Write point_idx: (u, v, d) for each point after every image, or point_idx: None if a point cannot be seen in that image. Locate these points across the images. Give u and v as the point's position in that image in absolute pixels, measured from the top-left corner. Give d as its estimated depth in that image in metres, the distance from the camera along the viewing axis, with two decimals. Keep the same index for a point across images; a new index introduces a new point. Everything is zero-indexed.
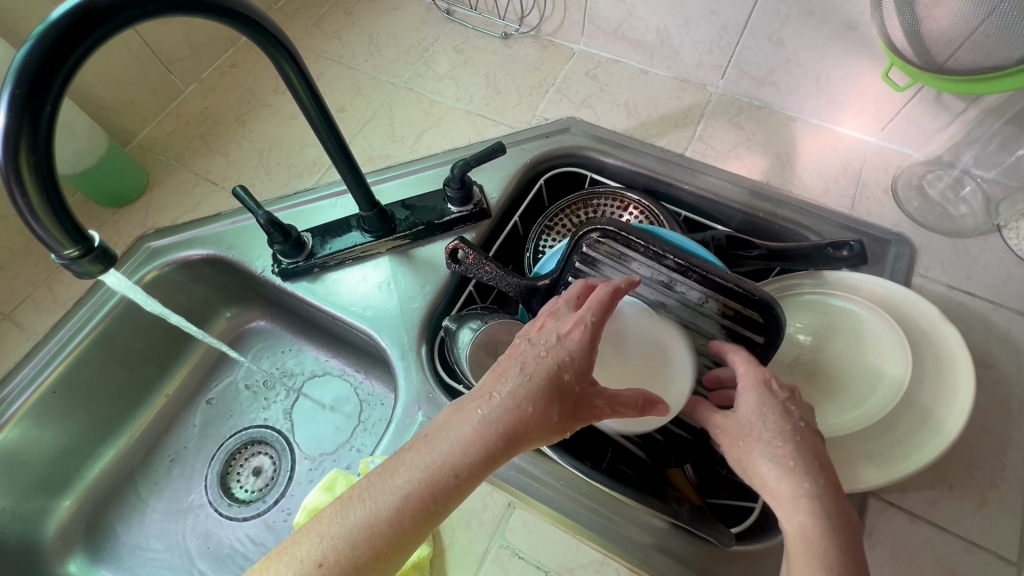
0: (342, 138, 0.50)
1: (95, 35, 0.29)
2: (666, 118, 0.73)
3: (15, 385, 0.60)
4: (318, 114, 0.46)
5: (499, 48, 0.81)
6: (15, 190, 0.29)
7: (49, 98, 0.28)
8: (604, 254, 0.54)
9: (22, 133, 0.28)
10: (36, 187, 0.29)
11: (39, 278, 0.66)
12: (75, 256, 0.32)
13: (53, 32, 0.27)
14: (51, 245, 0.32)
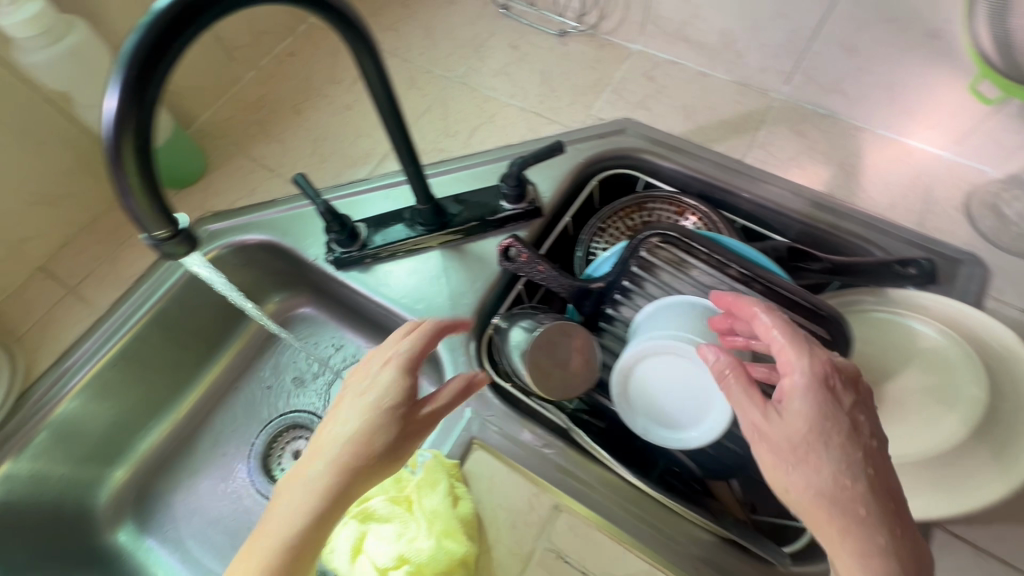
0: (408, 134, 0.50)
1: (202, 22, 0.29)
2: (725, 123, 0.71)
3: (75, 358, 0.61)
4: (390, 109, 0.47)
5: (555, 45, 0.80)
6: (118, 170, 0.29)
7: (156, 82, 0.29)
8: (664, 259, 0.53)
9: (128, 114, 0.29)
10: (136, 171, 0.30)
11: (102, 255, 0.68)
12: (163, 237, 0.33)
13: (161, 21, 0.28)
14: (144, 223, 0.33)
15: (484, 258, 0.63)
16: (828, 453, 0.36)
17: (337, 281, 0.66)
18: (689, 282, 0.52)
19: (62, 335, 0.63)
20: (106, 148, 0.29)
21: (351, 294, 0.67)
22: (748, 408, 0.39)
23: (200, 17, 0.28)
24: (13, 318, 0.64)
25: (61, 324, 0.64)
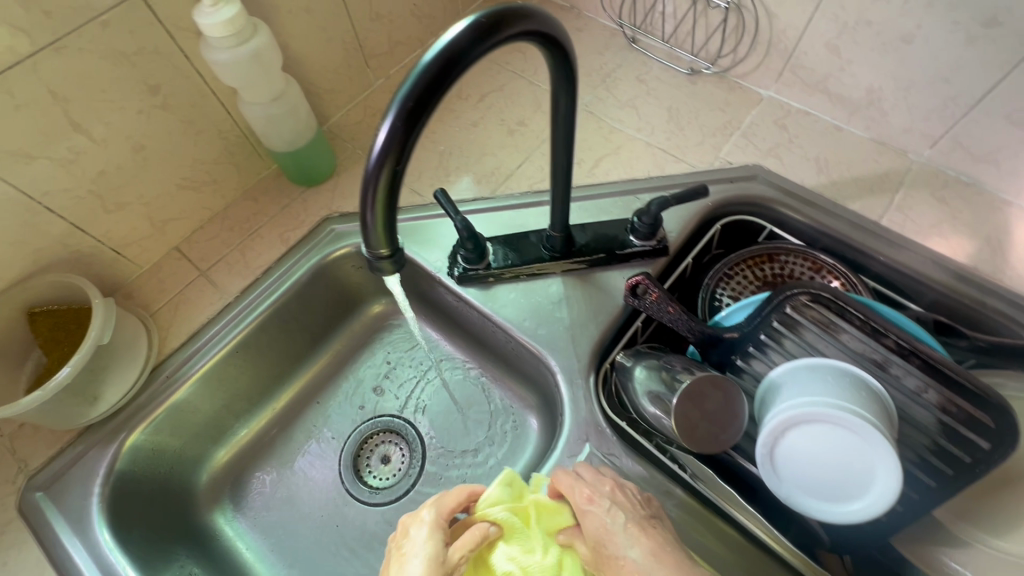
0: (572, 167, 0.50)
1: (465, 61, 0.31)
2: (860, 181, 0.69)
3: (205, 341, 0.64)
4: (564, 146, 0.47)
5: (684, 82, 0.80)
6: (375, 192, 0.31)
7: (421, 113, 0.31)
8: (811, 319, 0.52)
9: (395, 140, 0.30)
10: (385, 194, 0.31)
11: (233, 242, 0.70)
12: (385, 256, 0.34)
13: (440, 60, 0.30)
14: (367, 242, 0.34)
15: (606, 291, 0.63)
16: None
17: (454, 295, 0.67)
18: (837, 345, 0.51)
19: (193, 316, 0.65)
20: (365, 172, 0.31)
21: (464, 309, 0.68)
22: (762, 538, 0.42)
23: (470, 57, 0.30)
24: (148, 294, 0.67)
25: (192, 305, 0.66)
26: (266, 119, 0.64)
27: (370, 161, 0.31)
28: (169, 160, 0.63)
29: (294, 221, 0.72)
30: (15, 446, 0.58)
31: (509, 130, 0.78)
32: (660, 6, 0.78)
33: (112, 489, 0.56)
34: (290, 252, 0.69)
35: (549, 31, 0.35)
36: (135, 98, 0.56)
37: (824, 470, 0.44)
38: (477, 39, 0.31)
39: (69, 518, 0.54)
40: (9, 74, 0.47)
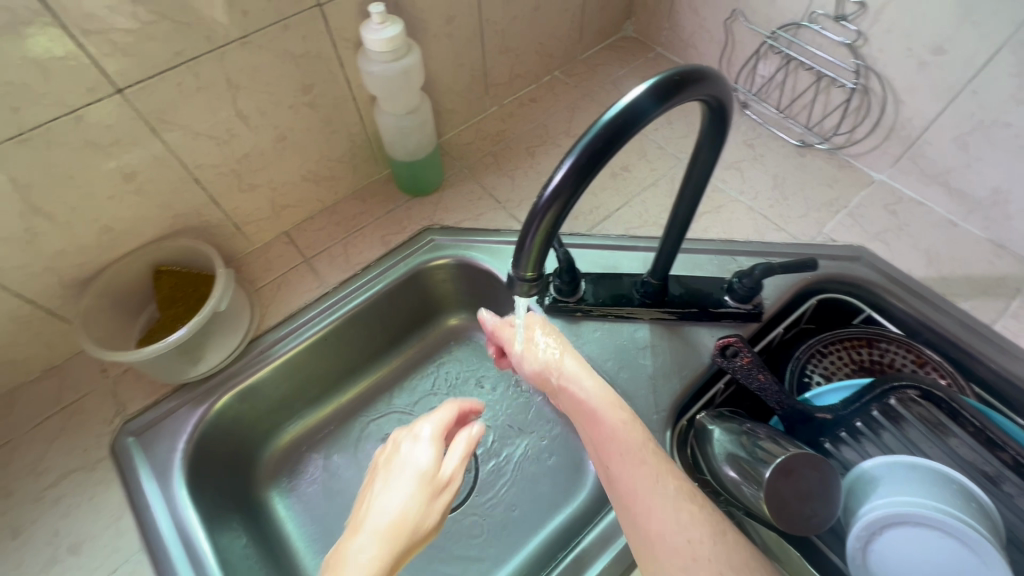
0: (690, 222, 0.51)
1: (650, 117, 0.33)
2: (973, 281, 0.67)
3: (300, 324, 0.67)
4: (691, 202, 0.48)
5: (793, 154, 0.80)
6: (541, 223, 0.33)
7: (601, 160, 0.33)
8: (917, 415, 0.50)
9: (571, 181, 0.33)
10: (548, 226, 0.34)
11: (338, 236, 0.74)
12: (529, 280, 0.36)
13: (627, 113, 0.32)
14: (513, 263, 0.37)
15: (693, 346, 0.63)
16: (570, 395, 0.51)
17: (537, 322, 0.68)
18: (945, 448, 0.48)
19: (291, 297, 0.69)
20: (536, 202, 0.34)
21: None
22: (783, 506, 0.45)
23: (656, 115, 0.32)
24: (255, 271, 0.71)
25: (294, 287, 0.70)
26: (396, 129, 0.69)
27: (541, 194, 0.34)
28: (301, 153, 0.68)
29: (397, 225, 0.75)
30: (117, 390, 0.62)
31: (611, 173, 0.80)
32: (780, 78, 0.79)
33: (195, 448, 0.59)
34: (390, 254, 0.72)
35: (724, 96, 0.36)
36: (291, 94, 0.62)
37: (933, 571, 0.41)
38: (663, 98, 0.33)
39: (154, 467, 0.57)
40: (200, 59, 0.53)
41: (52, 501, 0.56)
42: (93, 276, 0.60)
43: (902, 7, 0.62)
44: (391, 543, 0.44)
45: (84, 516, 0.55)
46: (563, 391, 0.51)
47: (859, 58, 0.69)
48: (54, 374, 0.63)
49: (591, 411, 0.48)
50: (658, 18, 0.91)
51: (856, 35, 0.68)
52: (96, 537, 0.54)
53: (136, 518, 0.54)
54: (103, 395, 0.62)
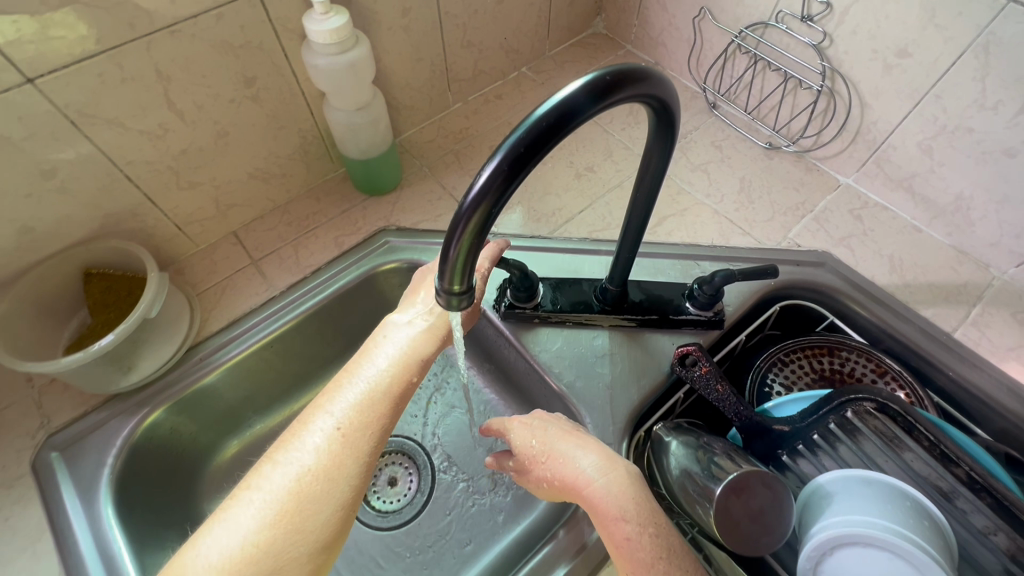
0: (643, 229, 0.49)
1: (581, 117, 0.30)
2: (935, 287, 0.66)
3: (244, 330, 0.64)
4: (643, 209, 0.46)
5: (760, 156, 0.78)
6: (464, 231, 0.30)
7: (528, 164, 0.30)
8: (872, 428, 0.49)
9: (496, 186, 0.30)
10: (472, 234, 0.31)
11: (288, 237, 0.71)
12: (457, 292, 0.34)
13: (556, 112, 0.30)
14: (439, 272, 0.34)
15: (653, 355, 0.61)
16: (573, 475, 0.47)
17: (496, 329, 0.65)
18: (899, 463, 0.47)
19: (236, 302, 0.65)
20: (459, 209, 0.31)
21: (502, 346, 0.66)
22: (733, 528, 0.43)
23: (587, 114, 0.30)
24: (199, 273, 0.67)
25: (239, 290, 0.66)
26: (348, 126, 0.66)
27: (464, 200, 0.31)
28: (247, 150, 0.65)
29: (352, 226, 0.72)
30: (43, 401, 0.58)
31: (576, 174, 0.77)
32: (748, 78, 0.77)
33: (125, 463, 0.56)
34: (342, 257, 0.69)
35: (666, 95, 0.34)
36: (230, 87, 0.58)
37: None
38: (596, 98, 0.30)
39: (79, 484, 0.53)
40: (124, 49, 0.49)
41: None
42: (14, 279, 0.56)
43: (867, 8, 0.61)
44: (314, 488, 0.41)
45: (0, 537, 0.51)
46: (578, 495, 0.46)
47: (826, 60, 0.67)
48: None
49: (604, 522, 0.43)
50: (628, 15, 0.89)
51: (821, 36, 0.66)
52: (11, 560, 0.50)
53: (56, 539, 0.51)
54: (27, 406, 0.58)
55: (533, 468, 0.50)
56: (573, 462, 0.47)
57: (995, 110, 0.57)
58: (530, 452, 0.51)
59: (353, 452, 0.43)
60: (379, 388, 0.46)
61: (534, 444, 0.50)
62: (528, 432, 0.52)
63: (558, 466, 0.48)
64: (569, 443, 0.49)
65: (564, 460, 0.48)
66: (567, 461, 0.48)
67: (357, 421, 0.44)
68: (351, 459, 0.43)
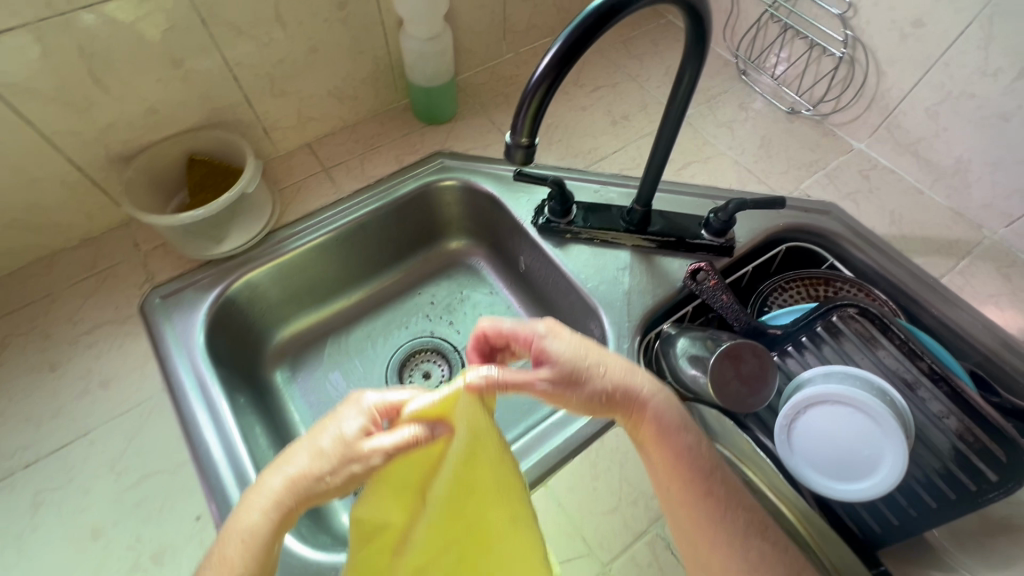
0: (672, 144, 0.58)
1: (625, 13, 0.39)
2: (929, 240, 0.73)
3: (315, 222, 0.73)
4: (674, 124, 0.55)
5: (782, 119, 0.86)
6: (534, 98, 0.40)
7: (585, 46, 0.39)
8: (853, 330, 0.57)
9: (559, 63, 0.39)
10: (542, 94, 0.40)
11: (355, 152, 0.81)
12: (522, 154, 0.43)
13: (607, 7, 0.39)
14: (512, 129, 0.43)
15: (668, 272, 0.69)
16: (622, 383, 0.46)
17: (531, 243, 0.74)
18: (873, 358, 0.55)
19: (309, 199, 0.75)
20: (528, 83, 0.40)
21: (535, 259, 0.75)
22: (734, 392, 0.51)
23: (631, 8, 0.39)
24: (277, 173, 0.77)
25: (312, 191, 0.76)
26: (419, 54, 0.75)
27: (532, 77, 0.40)
28: (330, 68, 0.74)
29: (410, 148, 0.81)
30: (148, 261, 0.69)
31: (612, 121, 0.86)
32: (778, 46, 0.85)
33: (213, 315, 0.66)
34: (400, 172, 0.78)
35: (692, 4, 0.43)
36: (326, 8, 0.68)
37: (845, 463, 0.48)
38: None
39: (177, 325, 0.64)
40: None
41: (86, 345, 0.63)
42: (135, 154, 0.66)
43: None
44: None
45: (114, 358, 0.62)
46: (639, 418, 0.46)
47: (849, 29, 0.75)
48: (90, 244, 0.70)
49: (666, 433, 0.44)
50: None
51: (847, 6, 0.74)
52: (123, 375, 0.61)
53: (159, 364, 0.62)
54: (134, 264, 0.69)
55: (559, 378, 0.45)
56: (615, 381, 0.46)
57: (995, 77, 0.64)
58: (569, 364, 0.46)
59: (270, 515, 0.39)
60: (298, 469, 0.40)
61: (576, 358, 0.46)
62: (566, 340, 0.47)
63: (612, 377, 0.46)
64: (603, 357, 0.47)
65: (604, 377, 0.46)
66: (613, 368, 0.46)
67: (280, 490, 0.39)
68: (262, 515, 0.38)
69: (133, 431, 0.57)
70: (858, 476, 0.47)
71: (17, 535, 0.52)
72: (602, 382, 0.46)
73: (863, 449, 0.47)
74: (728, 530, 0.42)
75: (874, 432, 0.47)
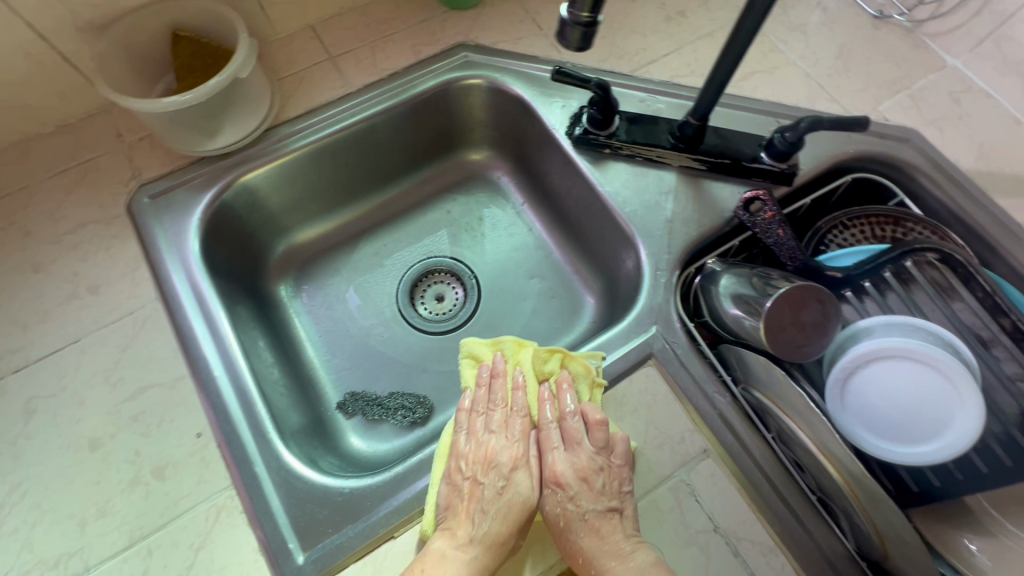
0: (748, 46, 0.47)
1: None
2: (1020, 181, 0.64)
3: (318, 121, 0.65)
4: (760, 18, 0.44)
5: (866, 25, 0.73)
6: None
7: None
8: (929, 279, 0.50)
9: None
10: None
11: (367, 39, 0.70)
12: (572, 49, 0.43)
13: None
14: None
15: (719, 198, 0.61)
16: (596, 456, 0.48)
17: (564, 157, 0.66)
18: (946, 312, 0.49)
19: (313, 93, 0.66)
20: None
21: (566, 176, 0.67)
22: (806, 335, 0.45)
23: None
24: (277, 60, 0.67)
25: (317, 82, 0.67)
26: None
27: None
28: None
29: (430, 36, 0.70)
30: (132, 155, 0.61)
31: (666, 17, 0.73)
32: None
33: (210, 218, 0.60)
34: (418, 65, 0.68)
35: None
36: None
37: (849, 436, 0.45)
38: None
39: (171, 231, 0.58)
40: None
41: (71, 245, 0.57)
42: (111, 23, 0.57)
43: None
44: None
45: (101, 262, 0.57)
46: (470, 437, 0.50)
47: None
48: (68, 131, 0.62)
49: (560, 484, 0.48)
50: None
51: None
52: (114, 281, 0.56)
53: (150, 271, 0.56)
54: (119, 156, 0.61)
55: (543, 462, 0.50)
56: (575, 422, 0.50)
57: None
58: (592, 517, 0.46)
59: None
60: None
61: (548, 495, 0.48)
62: (477, 438, 0.50)
63: (571, 429, 0.50)
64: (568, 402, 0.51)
65: (626, 547, 0.45)
66: (596, 423, 0.49)
67: None
68: None
69: (127, 342, 0.53)
70: (928, 433, 0.42)
71: (11, 442, 0.49)
72: (577, 414, 0.50)
73: (928, 411, 0.43)
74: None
75: (951, 396, 0.42)
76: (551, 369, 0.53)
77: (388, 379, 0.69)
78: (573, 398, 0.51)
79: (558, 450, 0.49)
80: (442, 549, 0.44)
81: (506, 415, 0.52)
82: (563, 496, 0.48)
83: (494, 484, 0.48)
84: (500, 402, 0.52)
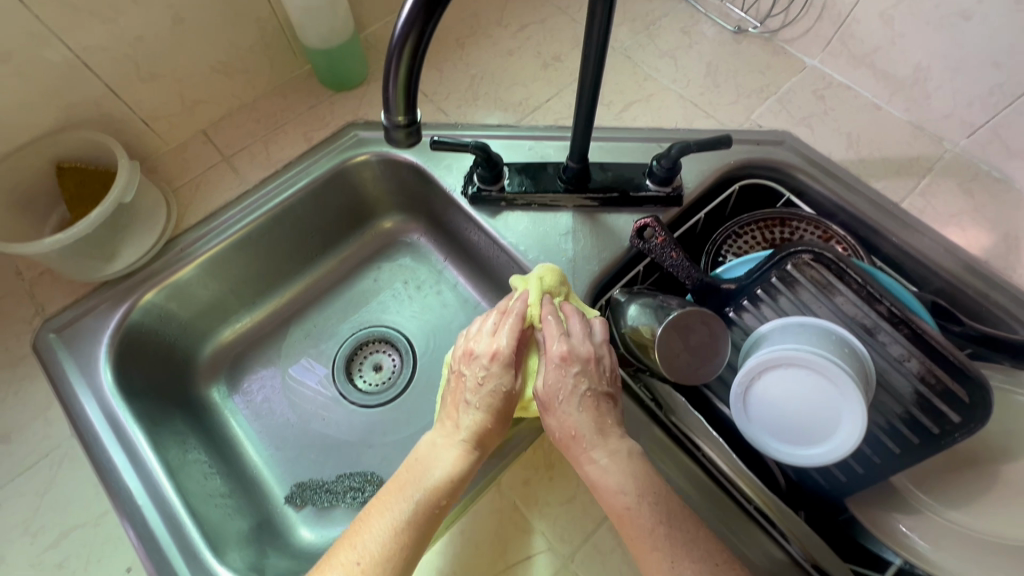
0: (595, 99, 0.52)
1: None
2: (888, 163, 0.68)
3: (221, 223, 0.66)
4: (594, 75, 0.49)
5: (728, 40, 0.78)
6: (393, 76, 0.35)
7: None
8: (809, 278, 0.52)
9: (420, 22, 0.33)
10: (408, 59, 0.34)
11: (259, 134, 0.71)
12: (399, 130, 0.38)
13: None
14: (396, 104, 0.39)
15: (615, 230, 0.64)
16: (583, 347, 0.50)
17: (466, 215, 0.68)
18: (830, 306, 0.51)
19: (211, 196, 0.67)
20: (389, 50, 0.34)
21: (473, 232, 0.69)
22: (696, 356, 0.47)
23: None
24: (171, 170, 0.68)
25: (214, 185, 0.68)
26: (305, 10, 0.64)
27: (396, 33, 0.34)
28: (207, 38, 0.64)
29: (320, 121, 0.72)
30: (34, 292, 0.61)
31: (543, 64, 0.77)
32: None
33: (121, 341, 0.60)
34: (312, 151, 0.70)
35: None
36: None
37: (751, 437, 0.47)
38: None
39: (80, 362, 0.57)
40: None
41: None
42: None
43: None
44: None
45: (12, 407, 0.56)
46: (467, 349, 0.53)
47: None
48: None
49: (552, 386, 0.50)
50: None
51: None
52: (27, 425, 0.55)
53: (63, 408, 0.55)
54: (20, 294, 0.61)
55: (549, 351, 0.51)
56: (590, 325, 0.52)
57: None
58: (589, 397, 0.49)
59: None
60: None
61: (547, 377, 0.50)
62: (482, 339, 0.53)
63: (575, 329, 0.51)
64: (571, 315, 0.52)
65: (617, 433, 0.47)
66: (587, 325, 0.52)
67: None
68: None
69: (45, 485, 0.52)
70: (825, 432, 0.44)
71: None
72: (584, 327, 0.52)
73: (822, 411, 0.44)
74: (629, 492, 0.44)
75: (836, 397, 0.43)
76: (559, 292, 0.55)
77: (336, 463, 0.68)
78: (579, 316, 0.52)
79: (568, 325, 0.52)
80: (436, 438, 0.50)
81: (502, 315, 0.54)
82: (562, 372, 0.50)
83: (477, 375, 0.51)
84: (502, 313, 0.54)
